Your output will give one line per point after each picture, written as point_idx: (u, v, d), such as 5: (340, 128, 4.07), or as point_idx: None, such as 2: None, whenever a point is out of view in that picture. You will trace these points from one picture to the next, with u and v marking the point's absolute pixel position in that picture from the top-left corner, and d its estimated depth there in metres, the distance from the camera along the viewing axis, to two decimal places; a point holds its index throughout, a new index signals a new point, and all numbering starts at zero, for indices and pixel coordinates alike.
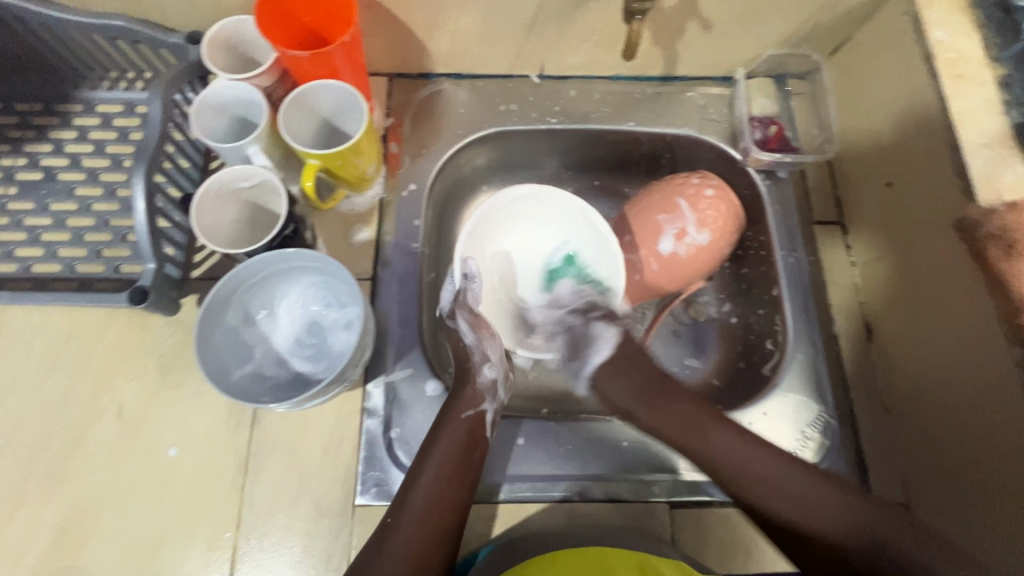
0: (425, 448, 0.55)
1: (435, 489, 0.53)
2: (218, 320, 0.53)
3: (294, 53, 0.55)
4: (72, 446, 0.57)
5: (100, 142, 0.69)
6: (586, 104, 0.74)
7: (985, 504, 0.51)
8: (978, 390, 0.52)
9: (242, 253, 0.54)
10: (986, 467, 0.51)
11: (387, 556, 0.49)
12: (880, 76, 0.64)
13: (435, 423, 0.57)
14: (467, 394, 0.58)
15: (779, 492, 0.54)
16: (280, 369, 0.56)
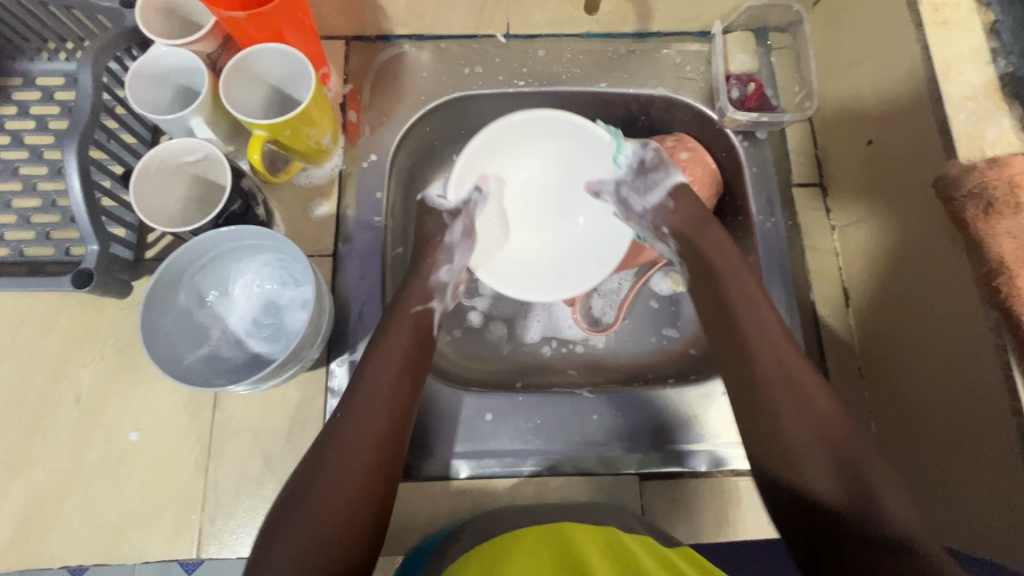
0: (368, 345, 0.54)
1: (372, 391, 0.51)
2: (165, 304, 0.50)
3: (232, 14, 0.52)
4: (30, 434, 0.56)
5: (43, 118, 0.65)
6: (556, 64, 0.70)
7: (956, 466, 0.51)
8: (950, 335, 0.51)
9: (188, 232, 0.51)
10: (960, 420, 0.50)
11: (337, 448, 0.47)
12: (864, 25, 0.60)
13: (381, 323, 0.56)
14: (417, 290, 0.59)
15: (785, 414, 0.49)
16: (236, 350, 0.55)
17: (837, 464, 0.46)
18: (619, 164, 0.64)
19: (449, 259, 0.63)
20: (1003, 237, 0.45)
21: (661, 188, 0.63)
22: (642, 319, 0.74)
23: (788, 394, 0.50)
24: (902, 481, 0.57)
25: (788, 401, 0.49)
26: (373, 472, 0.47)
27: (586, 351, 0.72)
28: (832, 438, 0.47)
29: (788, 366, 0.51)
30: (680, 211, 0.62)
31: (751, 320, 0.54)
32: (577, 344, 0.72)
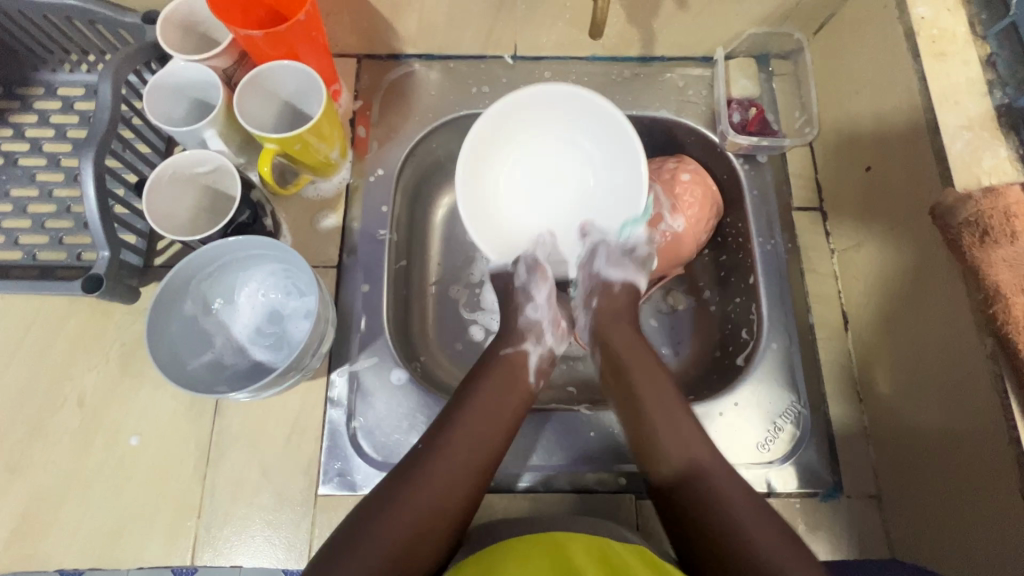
0: (461, 388, 0.56)
1: (481, 422, 0.53)
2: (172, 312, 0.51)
3: (247, 32, 0.53)
4: (32, 435, 0.57)
5: (62, 126, 0.67)
6: (562, 86, 0.72)
7: (955, 495, 0.50)
8: (949, 362, 0.50)
9: (196, 240, 0.53)
10: (960, 449, 0.49)
11: (423, 480, 0.48)
12: (862, 54, 0.61)
13: (475, 368, 0.59)
14: (511, 334, 0.61)
15: (661, 434, 0.52)
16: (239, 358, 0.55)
17: (762, 515, 0.46)
18: (621, 233, 0.65)
19: (529, 300, 0.63)
20: (999, 265, 0.45)
21: (624, 274, 0.65)
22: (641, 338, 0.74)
23: (670, 420, 0.53)
24: (900, 508, 0.56)
25: (665, 424, 0.53)
26: (454, 498, 0.48)
27: (584, 369, 0.72)
28: (700, 466, 0.50)
29: (661, 402, 0.54)
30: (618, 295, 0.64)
31: (619, 341, 0.60)
32: (577, 361, 0.73)
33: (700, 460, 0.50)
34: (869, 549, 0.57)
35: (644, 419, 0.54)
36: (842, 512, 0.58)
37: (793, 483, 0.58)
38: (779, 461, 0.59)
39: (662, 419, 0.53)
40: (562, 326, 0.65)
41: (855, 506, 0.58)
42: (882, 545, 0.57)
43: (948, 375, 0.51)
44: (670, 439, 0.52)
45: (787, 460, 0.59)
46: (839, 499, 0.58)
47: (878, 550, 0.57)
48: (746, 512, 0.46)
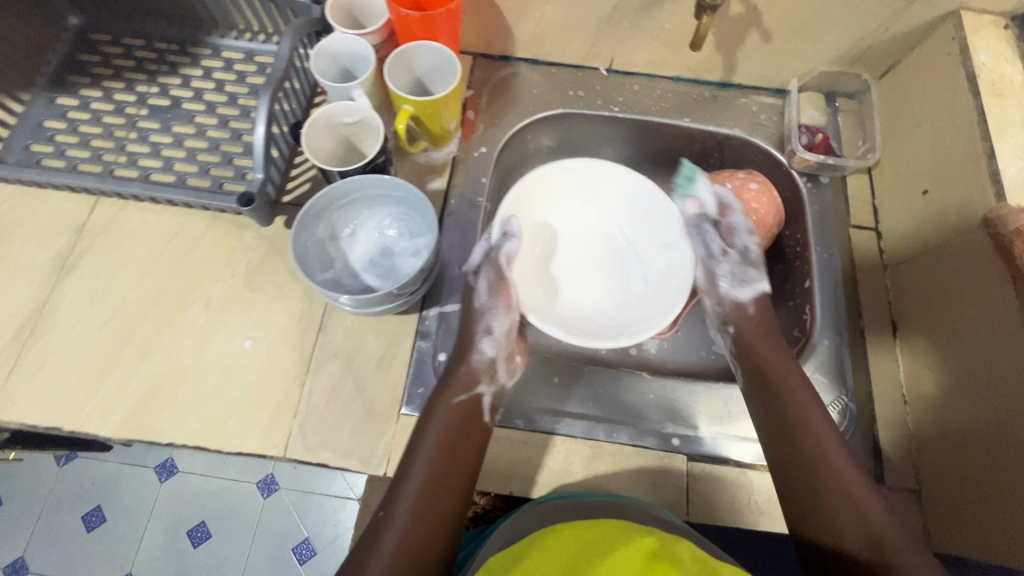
0: (417, 433, 0.56)
1: (445, 434, 0.56)
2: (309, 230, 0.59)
3: (406, 13, 0.65)
4: (163, 326, 0.65)
5: (221, 81, 0.79)
6: (647, 99, 0.82)
7: (996, 486, 0.53)
8: (997, 361, 0.55)
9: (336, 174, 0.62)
10: (1004, 440, 0.53)
11: (386, 539, 0.49)
12: (925, 93, 0.69)
13: (425, 413, 0.58)
14: (461, 376, 0.60)
15: (811, 439, 0.56)
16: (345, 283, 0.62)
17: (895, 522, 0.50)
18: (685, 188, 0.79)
19: (489, 322, 0.64)
20: None
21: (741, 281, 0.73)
22: (692, 332, 0.80)
23: (795, 403, 0.58)
24: (940, 502, 0.59)
25: (795, 406, 0.58)
26: (421, 514, 0.51)
27: (639, 355, 0.77)
28: (845, 492, 0.52)
29: (808, 415, 0.57)
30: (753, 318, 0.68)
31: (765, 355, 0.63)
32: (632, 346, 0.78)
33: (828, 460, 0.54)
34: None
35: (787, 421, 0.58)
36: None
37: None
38: None
39: (796, 410, 0.58)
40: (516, 360, 0.65)
41: (894, 498, 0.61)
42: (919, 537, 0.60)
43: (996, 374, 0.55)
44: (833, 454, 0.55)
45: None
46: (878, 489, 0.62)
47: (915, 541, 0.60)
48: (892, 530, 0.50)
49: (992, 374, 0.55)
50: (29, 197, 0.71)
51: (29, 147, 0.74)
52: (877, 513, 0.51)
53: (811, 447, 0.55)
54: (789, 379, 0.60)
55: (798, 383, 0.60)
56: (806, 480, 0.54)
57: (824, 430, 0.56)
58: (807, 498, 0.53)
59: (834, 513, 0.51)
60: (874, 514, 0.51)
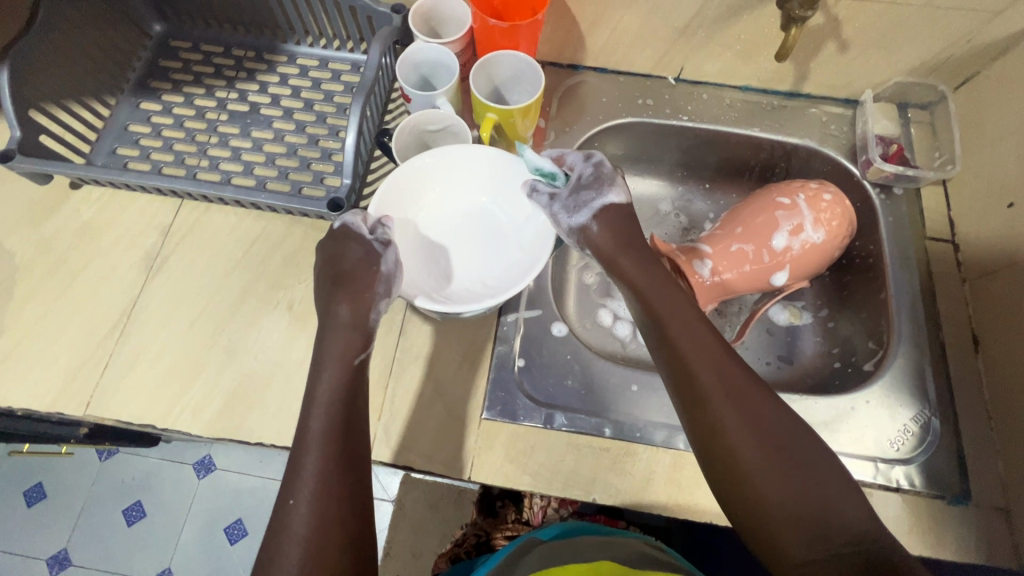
0: (307, 404, 0.51)
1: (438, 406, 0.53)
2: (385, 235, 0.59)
3: (491, 24, 0.65)
4: (248, 327, 0.66)
5: (298, 88, 0.81)
6: (715, 108, 0.82)
7: None
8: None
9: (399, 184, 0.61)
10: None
11: (294, 509, 0.45)
12: (1009, 105, 0.68)
13: (312, 375, 0.53)
14: (334, 322, 0.56)
15: (721, 403, 0.48)
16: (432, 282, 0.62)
17: (854, 491, 0.45)
18: None
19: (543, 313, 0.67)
20: None
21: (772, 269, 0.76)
22: (758, 340, 0.81)
23: (712, 370, 0.50)
24: None
25: (708, 373, 0.50)
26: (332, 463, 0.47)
27: None
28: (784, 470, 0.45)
29: (733, 384, 0.49)
30: (600, 235, 0.61)
31: (669, 309, 0.55)
32: None
33: (756, 413, 0.48)
34: (997, 559, 0.59)
35: (708, 392, 0.49)
36: (969, 519, 0.60)
37: (918, 481, 0.62)
38: (906, 459, 0.63)
39: (708, 374, 0.50)
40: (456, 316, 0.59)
41: (983, 515, 0.60)
42: (1011, 557, 0.58)
43: None
44: (723, 412, 0.48)
45: (914, 460, 0.63)
46: (966, 506, 0.61)
47: (1007, 560, 0.58)
48: (837, 494, 0.45)
49: None
50: (117, 198, 0.73)
51: (115, 149, 0.76)
52: (830, 473, 0.46)
53: (727, 411, 0.48)
54: (687, 332, 0.53)
55: (697, 339, 0.52)
56: (706, 423, 0.49)
57: (719, 390, 0.49)
58: (714, 454, 0.48)
59: (755, 478, 0.46)
60: (821, 474, 0.45)
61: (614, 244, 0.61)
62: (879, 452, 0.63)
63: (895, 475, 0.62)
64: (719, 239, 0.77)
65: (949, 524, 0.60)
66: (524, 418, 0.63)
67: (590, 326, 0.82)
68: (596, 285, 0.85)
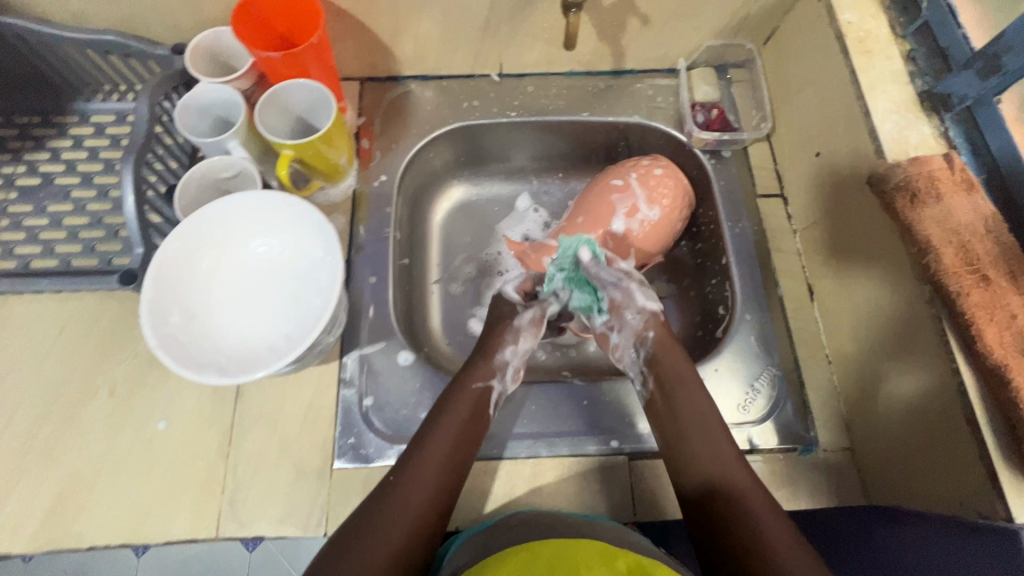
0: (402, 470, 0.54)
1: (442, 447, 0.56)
2: (160, 329, 0.50)
3: (268, 55, 0.61)
4: (67, 424, 0.61)
5: (95, 149, 0.74)
6: (543, 98, 0.80)
7: (922, 437, 0.54)
8: (900, 315, 0.56)
9: (169, 265, 0.52)
10: (916, 391, 0.55)
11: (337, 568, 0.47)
12: (805, 55, 0.70)
13: (413, 452, 0.55)
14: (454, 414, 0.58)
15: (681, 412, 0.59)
16: (233, 356, 0.52)
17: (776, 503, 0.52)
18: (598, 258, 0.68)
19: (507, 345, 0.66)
20: (929, 221, 0.52)
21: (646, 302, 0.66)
22: None
23: (679, 382, 0.60)
24: (873, 457, 0.60)
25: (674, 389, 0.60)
26: (425, 512, 0.52)
27: (577, 354, 0.79)
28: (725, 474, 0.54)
29: (692, 401, 0.59)
30: (655, 336, 0.64)
31: (682, 394, 0.59)
32: (571, 348, 0.79)
33: (727, 460, 0.55)
34: (847, 498, 0.61)
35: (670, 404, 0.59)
36: (818, 465, 0.62)
37: (772, 439, 0.63)
38: (759, 419, 0.64)
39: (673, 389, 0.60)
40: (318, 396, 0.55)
41: (831, 458, 0.63)
42: (858, 493, 0.61)
43: (898, 326, 0.57)
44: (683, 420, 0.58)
45: (766, 418, 0.64)
46: (815, 453, 0.63)
47: (855, 498, 0.61)
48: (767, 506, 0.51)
49: (896, 328, 0.57)
50: None
51: None
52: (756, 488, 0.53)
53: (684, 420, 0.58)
54: (691, 401, 0.59)
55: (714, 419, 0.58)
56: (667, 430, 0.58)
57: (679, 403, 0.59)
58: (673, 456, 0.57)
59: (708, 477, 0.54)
60: (773, 523, 0.50)
61: (661, 346, 0.63)
62: (734, 418, 0.64)
63: (743, 438, 0.63)
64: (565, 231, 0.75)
65: (802, 474, 0.62)
66: (377, 460, 0.60)
67: (459, 339, 0.79)
68: (461, 295, 0.82)
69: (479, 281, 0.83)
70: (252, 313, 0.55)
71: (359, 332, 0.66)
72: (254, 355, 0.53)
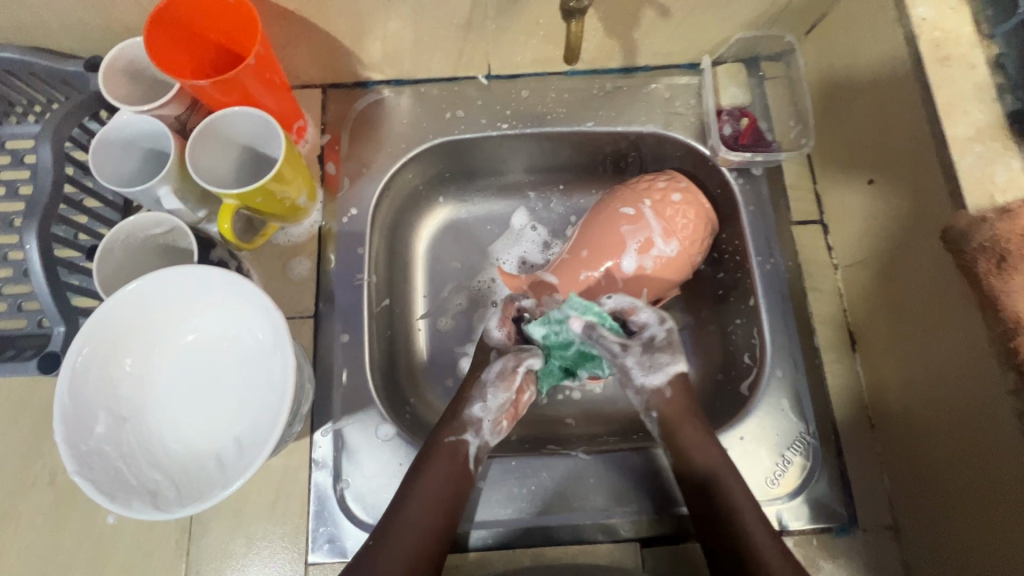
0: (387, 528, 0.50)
1: (429, 511, 0.51)
2: (80, 447, 0.41)
3: (194, 82, 0.49)
4: (3, 520, 0.54)
5: (13, 183, 0.63)
6: (540, 105, 0.68)
7: (980, 525, 0.47)
8: (962, 392, 0.48)
9: (85, 368, 0.43)
10: (976, 483, 0.47)
11: None
12: (860, 54, 0.57)
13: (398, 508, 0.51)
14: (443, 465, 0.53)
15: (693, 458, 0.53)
16: (175, 472, 0.44)
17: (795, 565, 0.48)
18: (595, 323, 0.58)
19: (478, 399, 0.57)
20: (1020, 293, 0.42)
21: (665, 372, 0.57)
22: None
23: (688, 427, 0.54)
24: (921, 543, 0.53)
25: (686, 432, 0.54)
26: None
27: (582, 398, 0.69)
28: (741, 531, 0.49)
29: (701, 447, 0.53)
30: (675, 401, 0.56)
31: (702, 457, 0.53)
32: (574, 390, 0.69)
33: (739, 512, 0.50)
34: None
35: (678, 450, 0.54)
36: (855, 546, 0.55)
37: (804, 519, 0.56)
38: (789, 495, 0.56)
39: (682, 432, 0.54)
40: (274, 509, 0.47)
41: (870, 538, 0.56)
42: None
43: (965, 407, 0.48)
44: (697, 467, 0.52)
45: (797, 494, 0.56)
46: (853, 534, 0.56)
47: None
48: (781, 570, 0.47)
49: (961, 408, 0.48)
50: None
51: None
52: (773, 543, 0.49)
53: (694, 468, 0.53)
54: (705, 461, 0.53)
55: (736, 483, 0.52)
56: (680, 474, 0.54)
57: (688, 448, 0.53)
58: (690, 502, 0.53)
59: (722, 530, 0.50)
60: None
61: (676, 411, 0.55)
62: (761, 495, 0.56)
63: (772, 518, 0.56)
64: (568, 266, 0.63)
65: (836, 557, 0.55)
66: None
67: (450, 386, 0.69)
68: (451, 331, 0.71)
69: (470, 314, 0.72)
70: (195, 416, 0.46)
71: (332, 403, 0.57)
72: (200, 469, 0.44)
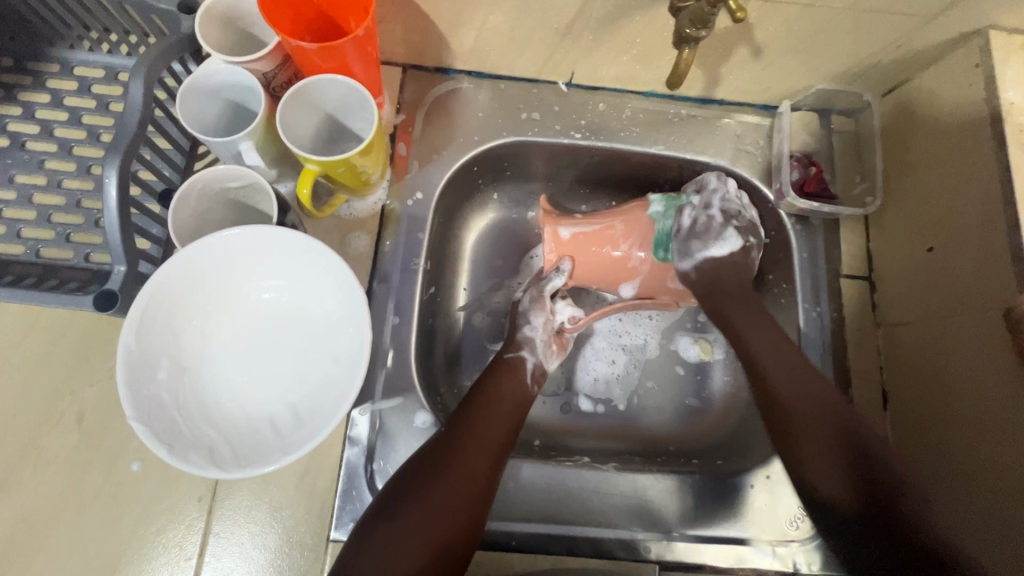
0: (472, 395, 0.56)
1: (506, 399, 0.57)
2: (142, 391, 0.40)
3: (299, 43, 0.48)
4: (25, 451, 0.52)
5: (77, 110, 0.62)
6: (615, 120, 0.68)
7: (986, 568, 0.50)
8: (985, 437, 0.51)
9: (154, 311, 0.42)
10: (999, 523, 0.49)
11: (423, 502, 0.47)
12: (940, 126, 0.58)
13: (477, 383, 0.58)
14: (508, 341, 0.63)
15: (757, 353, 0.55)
16: (227, 432, 0.43)
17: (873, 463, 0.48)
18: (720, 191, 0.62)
19: (527, 323, 0.64)
20: None
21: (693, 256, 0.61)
22: (668, 384, 0.71)
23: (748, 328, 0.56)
24: None
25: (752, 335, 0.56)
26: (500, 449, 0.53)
27: (608, 413, 0.70)
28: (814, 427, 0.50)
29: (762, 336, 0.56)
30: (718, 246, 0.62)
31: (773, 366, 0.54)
32: (601, 405, 0.70)
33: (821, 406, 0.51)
34: None
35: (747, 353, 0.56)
36: None
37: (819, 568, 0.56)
38: (808, 541, 0.57)
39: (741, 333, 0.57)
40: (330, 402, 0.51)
41: None
42: None
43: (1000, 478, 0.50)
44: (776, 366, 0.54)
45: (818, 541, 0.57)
46: None
47: None
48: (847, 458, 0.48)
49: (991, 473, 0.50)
50: None
51: None
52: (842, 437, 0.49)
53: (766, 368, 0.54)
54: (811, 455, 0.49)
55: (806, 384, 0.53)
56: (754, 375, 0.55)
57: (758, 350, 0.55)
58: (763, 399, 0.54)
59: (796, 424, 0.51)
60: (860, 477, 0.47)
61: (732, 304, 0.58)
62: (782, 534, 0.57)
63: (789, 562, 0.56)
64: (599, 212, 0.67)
65: None
66: None
67: None
68: (487, 326, 0.72)
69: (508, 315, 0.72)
70: (252, 376, 0.46)
71: (374, 383, 0.57)
72: (253, 432, 0.44)
